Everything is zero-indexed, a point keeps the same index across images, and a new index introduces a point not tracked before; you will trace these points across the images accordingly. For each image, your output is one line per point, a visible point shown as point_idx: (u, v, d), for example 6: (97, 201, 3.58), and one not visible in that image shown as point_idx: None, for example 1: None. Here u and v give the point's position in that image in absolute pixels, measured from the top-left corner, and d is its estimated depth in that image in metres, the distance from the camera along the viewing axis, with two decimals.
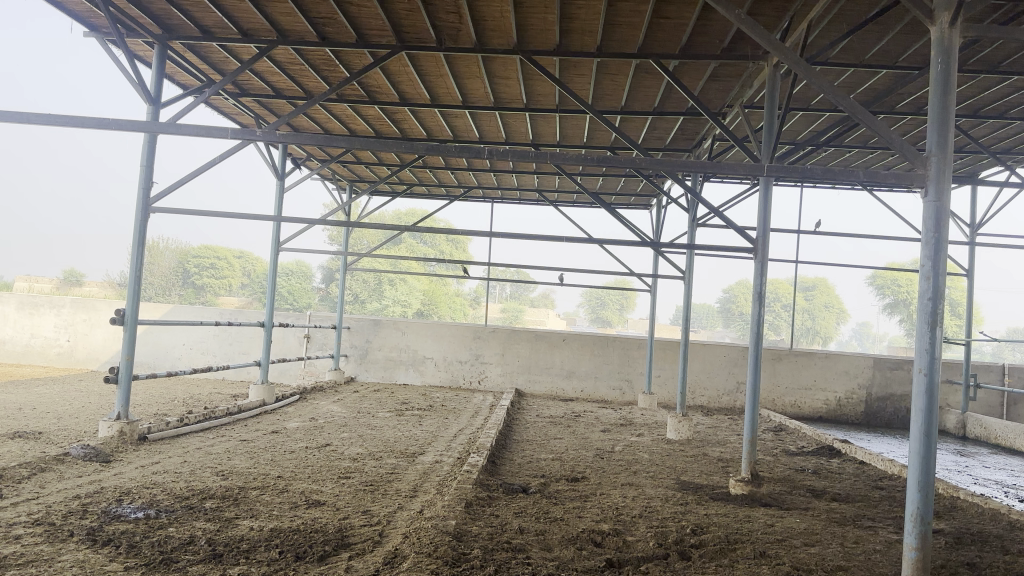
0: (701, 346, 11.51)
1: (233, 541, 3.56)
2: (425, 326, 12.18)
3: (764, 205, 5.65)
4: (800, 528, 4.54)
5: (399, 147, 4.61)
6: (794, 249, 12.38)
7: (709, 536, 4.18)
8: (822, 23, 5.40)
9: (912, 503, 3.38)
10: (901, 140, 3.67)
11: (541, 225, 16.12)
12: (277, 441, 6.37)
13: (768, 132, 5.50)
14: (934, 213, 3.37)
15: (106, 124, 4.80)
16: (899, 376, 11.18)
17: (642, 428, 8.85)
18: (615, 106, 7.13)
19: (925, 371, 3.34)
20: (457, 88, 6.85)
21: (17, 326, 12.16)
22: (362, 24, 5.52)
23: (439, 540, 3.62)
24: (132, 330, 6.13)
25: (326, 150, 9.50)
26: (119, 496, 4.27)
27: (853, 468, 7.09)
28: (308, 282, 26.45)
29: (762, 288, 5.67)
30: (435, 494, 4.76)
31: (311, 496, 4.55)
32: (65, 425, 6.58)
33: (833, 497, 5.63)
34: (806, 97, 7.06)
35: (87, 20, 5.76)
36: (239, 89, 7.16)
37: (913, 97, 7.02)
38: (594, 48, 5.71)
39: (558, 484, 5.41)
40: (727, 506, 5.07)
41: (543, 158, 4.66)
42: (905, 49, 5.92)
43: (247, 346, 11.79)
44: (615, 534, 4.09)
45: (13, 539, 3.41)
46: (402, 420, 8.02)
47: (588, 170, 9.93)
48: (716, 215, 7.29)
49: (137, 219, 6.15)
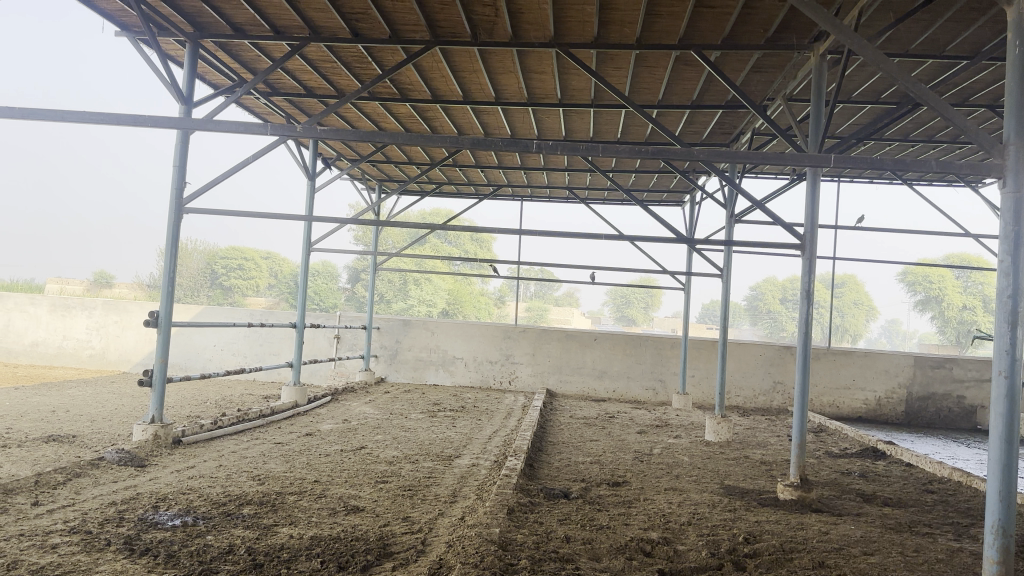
0: (737, 345, 11.29)
1: (273, 550, 3.46)
2: (455, 326, 12.07)
3: (812, 199, 5.43)
4: (857, 535, 4.35)
5: (437, 141, 4.46)
6: (832, 245, 12.18)
7: (763, 544, 4.00)
8: (871, 10, 5.19)
9: (992, 514, 3.25)
10: (976, 129, 3.53)
11: (571, 223, 16.01)
12: (311, 444, 6.28)
13: (816, 124, 5.27)
14: (1014, 206, 3.23)
15: (139, 121, 4.72)
16: (941, 375, 10.88)
17: (678, 430, 8.66)
18: (652, 100, 6.97)
19: (1005, 374, 3.19)
20: (490, 84, 6.72)
21: (51, 328, 12.22)
22: (396, 19, 5.40)
23: (485, 549, 3.49)
24: (166, 333, 6.06)
25: (356, 148, 9.43)
26: (155, 503, 4.18)
27: (901, 471, 6.86)
28: (334, 282, 26.41)
29: (811, 286, 5.45)
30: (476, 499, 4.63)
31: (349, 501, 4.43)
32: (99, 428, 6.53)
33: (885, 501, 5.43)
34: (849, 89, 6.83)
35: (118, 19, 5.68)
36: (270, 88, 7.10)
37: (960, 87, 6.77)
38: (634, 39, 5.55)
39: (599, 489, 5.26)
40: (779, 512, 4.88)
41: (589, 152, 4.50)
42: (954, 37, 5.69)
43: (278, 346, 11.76)
44: (664, 543, 3.94)
45: (50, 549, 3.33)
46: (434, 421, 7.90)
47: (620, 166, 9.74)
48: (758, 209, 6.95)
49: (170, 219, 6.07)
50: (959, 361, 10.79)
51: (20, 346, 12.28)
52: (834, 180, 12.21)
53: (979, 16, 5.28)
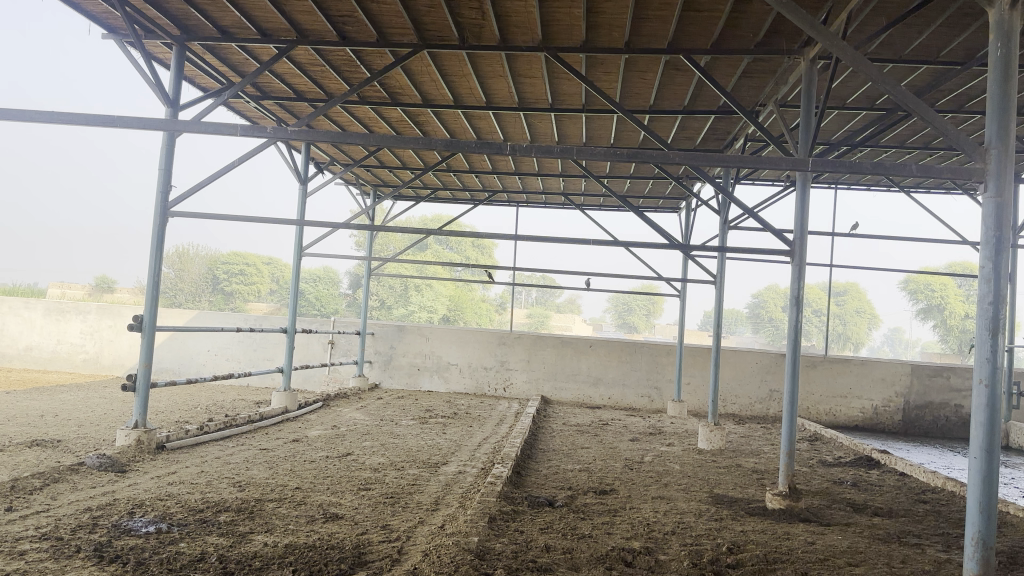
0: (732, 352, 11.23)
1: (246, 558, 3.40)
2: (450, 332, 12.03)
3: (801, 206, 5.38)
4: (843, 546, 4.29)
5: (417, 144, 4.41)
6: (829, 253, 12.36)
7: (747, 554, 3.94)
8: (861, 15, 5.14)
9: (973, 526, 3.21)
10: (959, 133, 3.51)
11: (568, 229, 15.98)
12: (297, 450, 6.23)
13: (805, 130, 5.22)
14: (996, 211, 3.21)
15: (112, 122, 4.66)
16: (938, 384, 10.80)
17: (671, 437, 8.60)
18: (643, 105, 6.93)
19: (986, 383, 3.16)
20: (481, 88, 6.68)
21: (44, 332, 12.17)
22: (383, 21, 5.36)
23: (461, 559, 3.43)
24: (150, 336, 6.01)
25: (349, 153, 9.41)
26: (131, 509, 4.13)
27: (894, 480, 6.80)
28: (335, 288, 26.37)
29: (800, 293, 5.40)
30: (458, 507, 4.58)
31: (330, 509, 4.37)
32: (84, 433, 6.47)
33: (875, 511, 5.36)
34: (843, 95, 6.78)
35: (104, 21, 5.65)
36: (260, 91, 7.09)
37: (955, 94, 6.72)
38: (622, 43, 5.51)
39: (585, 497, 5.21)
40: (765, 522, 4.81)
41: (571, 156, 4.45)
42: (948, 43, 5.64)
43: (271, 351, 11.72)
44: (646, 552, 3.87)
45: (17, 556, 3.27)
46: (425, 428, 7.84)
47: (614, 172, 9.70)
48: (750, 215, 6.86)
49: (155, 224, 6.03)
50: (957, 370, 10.73)
51: (14, 350, 12.23)
52: (831, 186, 12.17)
53: (971, 22, 5.24)
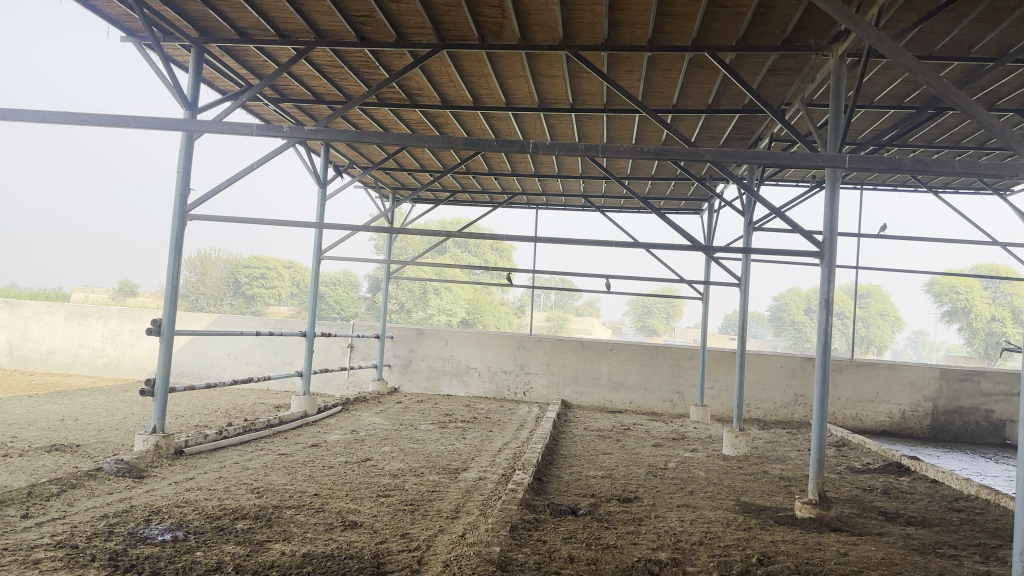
0: (756, 356, 11.06)
1: (262, 568, 3.32)
2: (469, 336, 11.95)
3: (831, 207, 5.23)
4: (877, 558, 4.14)
5: (435, 142, 4.30)
6: (854, 255, 11.92)
7: (777, 566, 3.81)
8: (891, 11, 5.00)
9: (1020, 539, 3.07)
10: (1002, 126, 3.39)
11: (586, 230, 15.92)
12: (315, 455, 6.16)
13: (834, 128, 5.05)
14: None
15: (128, 122, 4.60)
16: (968, 389, 10.56)
17: (695, 443, 8.44)
18: (666, 104, 6.81)
19: None
20: (500, 88, 6.59)
21: (66, 336, 12.23)
22: (402, 21, 5.29)
23: (481, 570, 3.32)
24: (169, 341, 5.97)
25: (368, 155, 9.37)
26: (147, 516, 4.06)
27: (926, 488, 6.61)
28: (355, 291, 26.35)
29: (830, 296, 5.24)
30: (479, 516, 4.47)
31: (347, 516, 4.29)
32: (103, 437, 6.45)
33: (908, 520, 5.19)
34: (871, 93, 6.62)
35: (123, 24, 5.63)
36: (278, 94, 7.05)
37: (988, 90, 6.53)
38: (645, 41, 5.40)
39: (609, 505, 5.09)
40: (795, 531, 4.68)
41: (592, 153, 4.31)
42: (981, 38, 5.47)
43: (291, 355, 11.70)
44: (673, 564, 3.75)
45: (31, 565, 3.21)
46: (444, 433, 7.78)
47: (636, 172, 9.55)
48: (777, 216, 6.61)
49: (174, 227, 5.99)
50: (987, 374, 10.48)
51: (37, 354, 12.31)
52: (856, 187, 11.98)
53: (1005, 16, 5.08)
